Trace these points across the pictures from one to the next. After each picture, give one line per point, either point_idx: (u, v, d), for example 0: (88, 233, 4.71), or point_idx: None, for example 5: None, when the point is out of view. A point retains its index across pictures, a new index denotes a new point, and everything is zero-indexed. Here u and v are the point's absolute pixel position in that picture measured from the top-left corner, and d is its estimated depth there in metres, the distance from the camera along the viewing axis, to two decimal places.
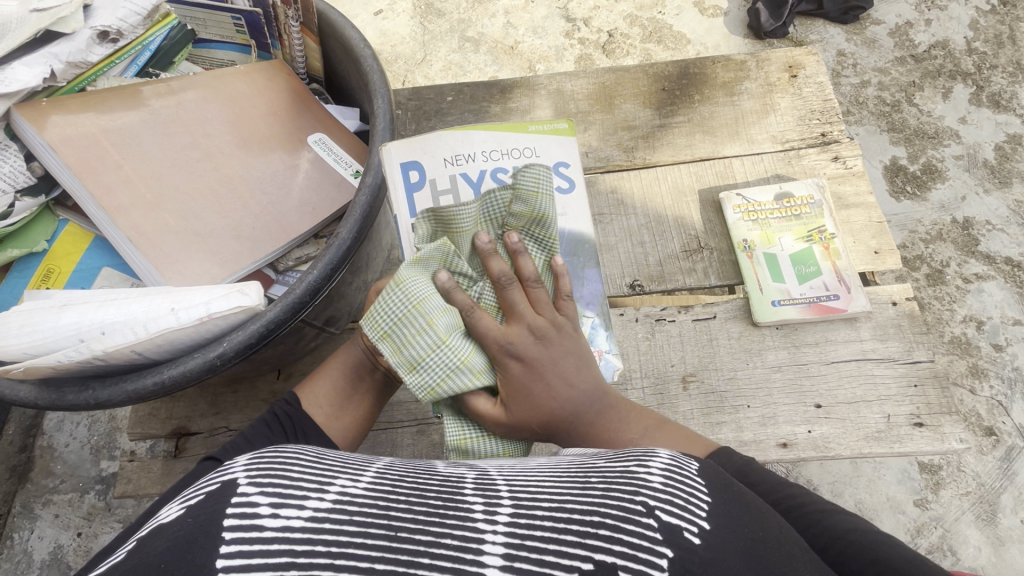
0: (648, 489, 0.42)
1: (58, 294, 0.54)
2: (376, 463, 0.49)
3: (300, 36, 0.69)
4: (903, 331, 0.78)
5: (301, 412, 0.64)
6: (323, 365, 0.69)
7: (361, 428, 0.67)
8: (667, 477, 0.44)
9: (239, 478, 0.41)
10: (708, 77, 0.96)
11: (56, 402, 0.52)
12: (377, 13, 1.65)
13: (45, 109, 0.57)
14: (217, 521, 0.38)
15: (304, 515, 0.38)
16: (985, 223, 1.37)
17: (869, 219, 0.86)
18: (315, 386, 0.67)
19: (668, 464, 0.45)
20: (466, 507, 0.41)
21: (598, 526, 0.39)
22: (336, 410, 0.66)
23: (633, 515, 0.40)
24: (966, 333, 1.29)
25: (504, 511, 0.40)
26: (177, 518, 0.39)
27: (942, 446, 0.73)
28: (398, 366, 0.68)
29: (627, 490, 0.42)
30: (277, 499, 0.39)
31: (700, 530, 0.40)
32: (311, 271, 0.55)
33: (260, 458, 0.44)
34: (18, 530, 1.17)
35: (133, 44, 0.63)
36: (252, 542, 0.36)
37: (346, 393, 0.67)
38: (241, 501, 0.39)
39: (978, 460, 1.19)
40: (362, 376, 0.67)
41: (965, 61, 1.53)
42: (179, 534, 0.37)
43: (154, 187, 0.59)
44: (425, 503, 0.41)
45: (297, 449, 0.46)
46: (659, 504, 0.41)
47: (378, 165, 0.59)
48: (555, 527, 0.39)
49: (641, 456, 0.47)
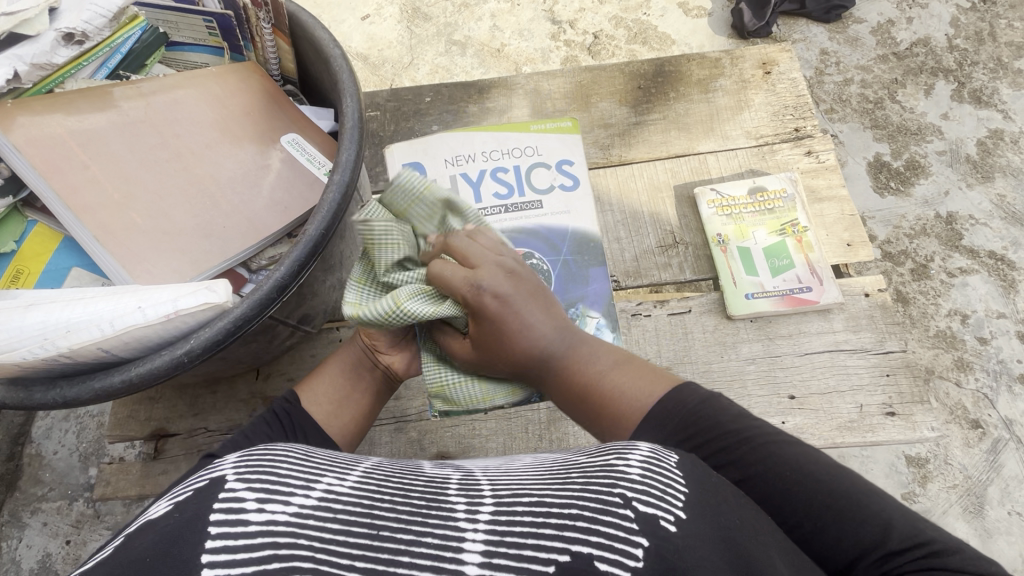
0: (627, 481, 0.41)
1: (26, 294, 0.54)
2: (363, 464, 0.48)
3: (271, 38, 0.70)
4: (876, 322, 0.79)
5: (300, 410, 0.63)
6: (323, 365, 0.69)
7: (359, 428, 0.67)
8: (646, 468, 0.42)
9: (228, 474, 0.40)
10: (683, 75, 0.97)
11: (24, 401, 0.52)
12: (365, 18, 1.66)
13: (11, 111, 0.58)
14: (203, 516, 0.37)
15: (289, 511, 0.38)
16: (968, 218, 1.39)
17: (841, 212, 0.87)
18: (314, 386, 0.67)
19: (647, 457, 0.44)
20: (449, 507, 0.41)
21: (576, 518, 0.38)
22: (337, 408, 0.66)
23: (610, 507, 0.39)
24: (951, 327, 1.30)
25: (487, 508, 0.40)
26: (163, 514, 0.39)
27: (914, 435, 0.73)
28: (398, 365, 0.69)
29: (605, 483, 0.41)
30: (264, 493, 0.39)
31: (677, 519, 0.39)
32: (279, 268, 0.56)
33: (248, 454, 0.44)
34: (6, 538, 1.17)
35: (101, 46, 0.64)
36: (236, 536, 0.36)
37: (345, 390, 0.67)
38: (227, 496, 0.38)
39: (965, 452, 1.19)
40: (362, 375, 0.69)
41: (946, 58, 1.54)
42: (166, 531, 0.37)
43: (123, 187, 0.59)
44: (410, 502, 0.41)
45: (285, 447, 0.46)
46: (638, 495, 0.40)
47: (346, 163, 0.59)
48: (534, 522, 0.39)
49: (621, 449, 0.46)
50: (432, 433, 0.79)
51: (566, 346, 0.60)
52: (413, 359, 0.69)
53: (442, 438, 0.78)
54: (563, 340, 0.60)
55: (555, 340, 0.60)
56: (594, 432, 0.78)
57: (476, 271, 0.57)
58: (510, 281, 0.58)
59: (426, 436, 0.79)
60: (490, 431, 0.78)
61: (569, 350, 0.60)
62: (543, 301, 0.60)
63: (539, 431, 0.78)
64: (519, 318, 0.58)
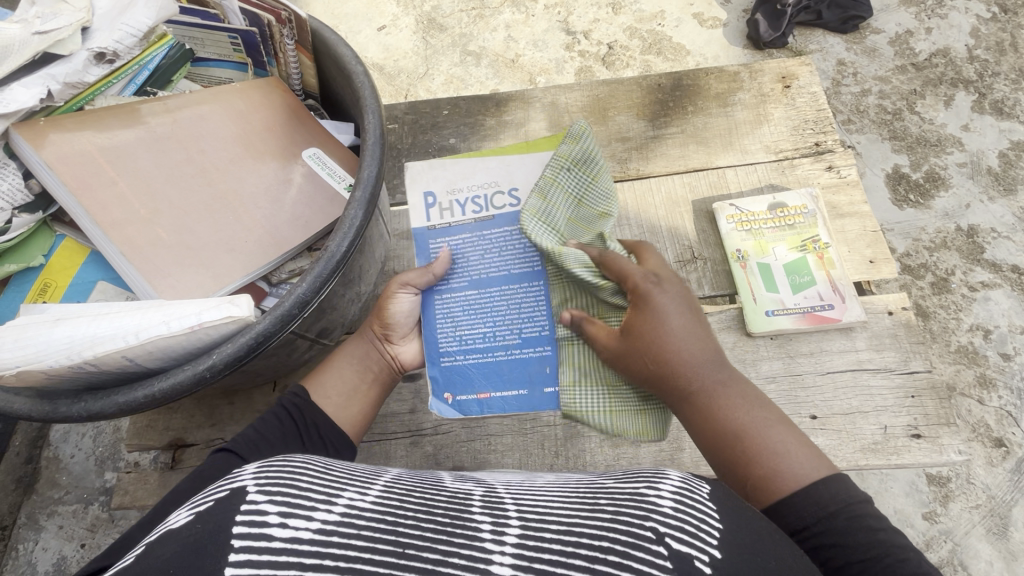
0: (659, 515, 0.40)
1: (53, 308, 0.55)
2: (383, 477, 0.48)
3: (294, 54, 0.71)
4: (899, 341, 0.77)
5: (311, 405, 0.64)
6: (331, 359, 0.69)
7: (369, 421, 0.67)
8: (678, 500, 0.42)
9: (249, 486, 0.40)
10: (701, 89, 0.97)
11: (48, 415, 0.53)
12: (381, 29, 1.68)
13: (42, 128, 0.59)
14: (226, 528, 0.37)
15: (313, 527, 0.37)
16: (990, 231, 1.36)
17: (863, 228, 0.86)
18: (322, 379, 0.67)
19: (678, 488, 0.44)
20: (474, 527, 0.40)
21: (608, 552, 0.37)
22: (344, 401, 0.66)
23: (642, 542, 0.38)
24: (973, 342, 1.27)
25: (513, 531, 0.39)
26: (185, 523, 0.38)
27: (940, 458, 0.72)
28: (408, 357, 0.71)
29: (636, 514, 0.40)
30: (286, 507, 0.38)
31: (711, 560, 0.38)
32: (301, 284, 0.56)
33: (268, 466, 0.43)
34: (24, 541, 1.18)
35: (130, 63, 0.65)
36: (261, 551, 0.35)
37: (353, 383, 0.67)
38: (249, 509, 0.38)
39: (988, 472, 1.16)
40: (370, 368, 0.68)
41: (967, 69, 1.52)
42: (187, 541, 0.36)
43: (148, 203, 0.60)
44: (433, 520, 0.40)
45: (304, 459, 0.45)
46: (670, 530, 0.39)
47: (367, 179, 0.60)
48: (562, 549, 0.38)
49: (651, 478, 0.45)
50: (448, 447, 0.78)
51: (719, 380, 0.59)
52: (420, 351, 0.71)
53: (458, 453, 0.78)
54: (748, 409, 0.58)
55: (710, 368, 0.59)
56: (611, 450, 0.77)
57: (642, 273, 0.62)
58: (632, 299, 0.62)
59: (441, 451, 0.78)
60: (506, 446, 0.78)
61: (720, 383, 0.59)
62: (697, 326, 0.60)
63: (556, 448, 0.77)
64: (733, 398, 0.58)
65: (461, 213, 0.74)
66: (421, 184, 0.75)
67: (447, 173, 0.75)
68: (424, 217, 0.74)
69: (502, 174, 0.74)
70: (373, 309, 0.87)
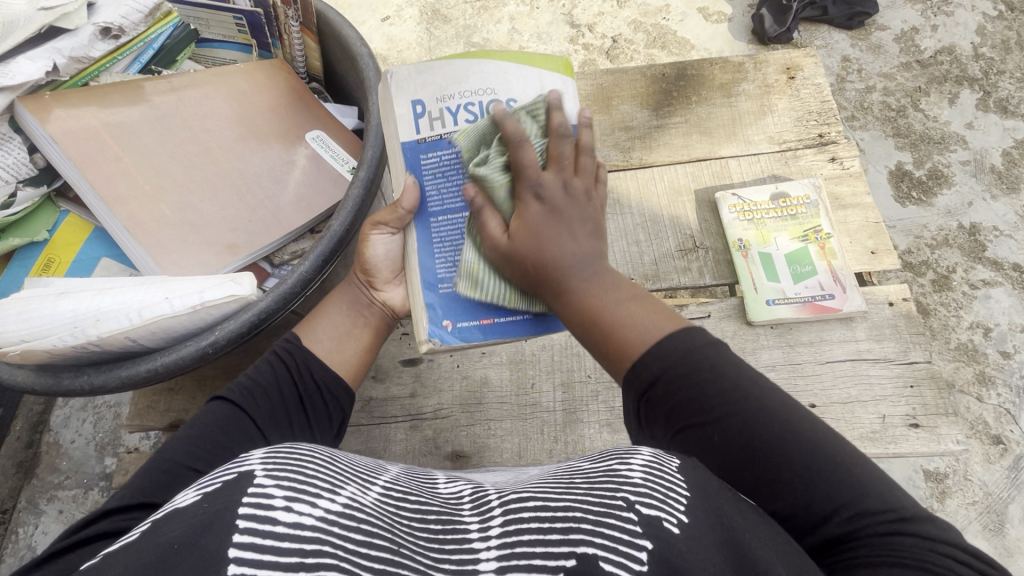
0: (630, 485, 0.41)
1: (57, 282, 0.56)
2: (383, 474, 0.48)
3: (299, 36, 0.71)
4: (900, 332, 0.77)
5: (304, 350, 0.62)
6: (323, 305, 0.66)
7: (364, 364, 0.65)
8: (648, 471, 0.42)
9: (256, 469, 0.39)
10: (706, 79, 0.96)
11: (51, 388, 0.53)
12: (385, 19, 1.68)
13: (47, 103, 0.59)
14: (232, 510, 0.36)
15: (316, 514, 0.37)
16: (992, 229, 1.36)
17: (866, 220, 0.86)
18: (315, 323, 0.64)
19: (648, 461, 0.43)
20: (463, 529, 0.40)
21: (580, 521, 0.38)
22: (338, 345, 0.64)
23: (613, 510, 0.39)
24: (973, 340, 1.27)
25: (497, 522, 0.39)
26: (193, 503, 0.38)
27: (938, 448, 0.72)
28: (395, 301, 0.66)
29: (608, 488, 0.41)
30: (292, 492, 0.38)
31: (679, 522, 0.39)
32: (303, 263, 0.57)
33: (276, 451, 0.42)
34: (24, 524, 1.19)
35: (135, 41, 0.65)
36: (265, 536, 0.35)
37: (345, 326, 0.65)
38: (256, 492, 0.37)
39: (985, 468, 1.17)
40: (360, 313, 0.65)
41: (972, 66, 1.52)
42: (194, 522, 0.36)
43: (152, 178, 0.60)
44: (427, 527, 0.41)
45: (311, 447, 0.45)
46: (640, 498, 0.39)
47: (371, 160, 0.60)
48: (540, 528, 0.38)
49: (622, 455, 0.45)
50: (448, 431, 0.79)
51: (592, 274, 0.54)
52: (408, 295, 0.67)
53: (457, 437, 0.78)
54: (593, 265, 0.54)
55: (591, 256, 0.54)
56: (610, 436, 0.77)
57: (541, 172, 0.54)
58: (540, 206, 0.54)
59: (441, 435, 0.78)
60: (505, 431, 0.78)
61: (598, 273, 0.54)
62: (592, 220, 0.55)
63: (556, 433, 0.77)
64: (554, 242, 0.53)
65: (454, 124, 0.62)
66: (410, 90, 0.62)
67: (436, 77, 0.62)
68: (414, 129, 0.62)
69: (501, 79, 0.61)
70: None
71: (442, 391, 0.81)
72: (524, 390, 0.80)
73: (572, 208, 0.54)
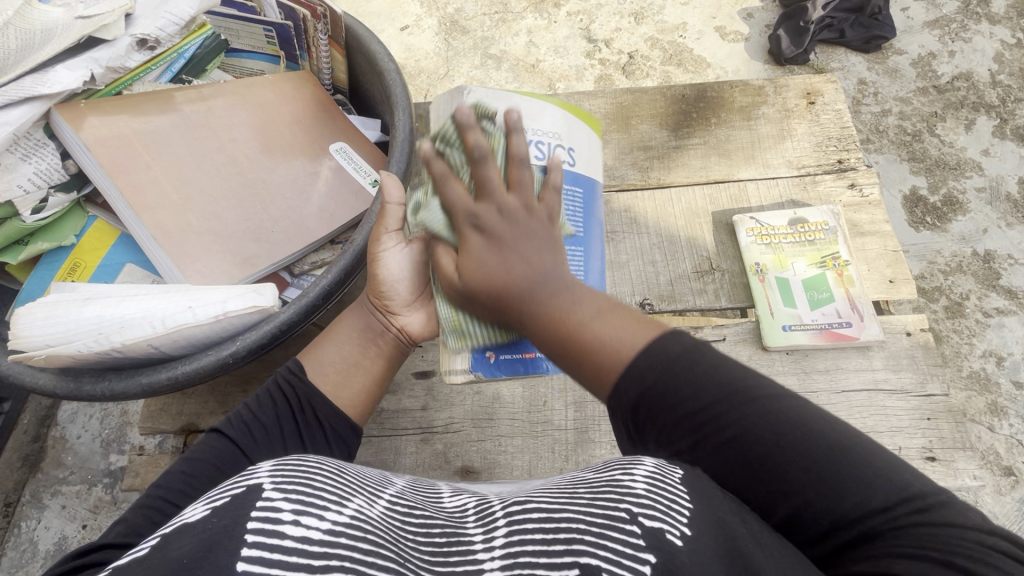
0: (633, 496, 0.40)
1: (83, 288, 0.56)
2: (389, 487, 0.48)
3: (326, 49, 0.72)
4: (917, 363, 0.77)
5: (306, 384, 0.61)
6: (329, 332, 0.65)
7: (371, 398, 0.63)
8: (651, 483, 0.41)
9: (265, 483, 0.40)
10: (725, 101, 0.97)
11: (73, 392, 0.53)
12: (404, 28, 1.70)
13: (82, 111, 0.60)
14: (241, 524, 0.37)
15: (323, 528, 0.37)
16: (1007, 257, 1.35)
17: (884, 247, 0.85)
18: (321, 354, 0.63)
19: (652, 472, 0.42)
20: (467, 540, 0.40)
21: (583, 533, 0.37)
22: (343, 377, 0.62)
23: (616, 522, 0.38)
24: (985, 368, 1.26)
25: (501, 533, 0.39)
26: (201, 517, 0.38)
27: (955, 483, 0.71)
28: (413, 328, 0.64)
29: (612, 498, 0.40)
30: (300, 505, 0.38)
31: (683, 535, 0.38)
32: (326, 276, 0.58)
33: (283, 464, 0.43)
34: (27, 518, 1.19)
35: (168, 51, 0.66)
36: (273, 549, 0.35)
37: (353, 357, 0.63)
38: (265, 505, 0.38)
39: (996, 500, 1.15)
40: (370, 342, 0.64)
41: (989, 93, 1.52)
42: (203, 535, 0.36)
43: (180, 187, 0.61)
44: (432, 541, 0.41)
45: (317, 461, 0.45)
46: (643, 509, 0.38)
47: (395, 175, 0.61)
48: (545, 539, 0.37)
49: (626, 465, 0.44)
50: (458, 446, 0.78)
51: (550, 288, 0.47)
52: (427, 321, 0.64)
53: (467, 452, 0.78)
54: (549, 278, 0.47)
55: (551, 269, 0.48)
56: None
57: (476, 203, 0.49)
58: (482, 237, 0.48)
59: (452, 450, 0.78)
60: (516, 448, 0.78)
61: (553, 290, 0.47)
62: (542, 237, 0.49)
63: (566, 452, 0.77)
64: (505, 258, 0.47)
65: None
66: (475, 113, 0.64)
67: (480, 108, 0.64)
68: None
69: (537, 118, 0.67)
70: None
71: (454, 405, 0.81)
72: (536, 407, 0.80)
73: (515, 230, 0.48)
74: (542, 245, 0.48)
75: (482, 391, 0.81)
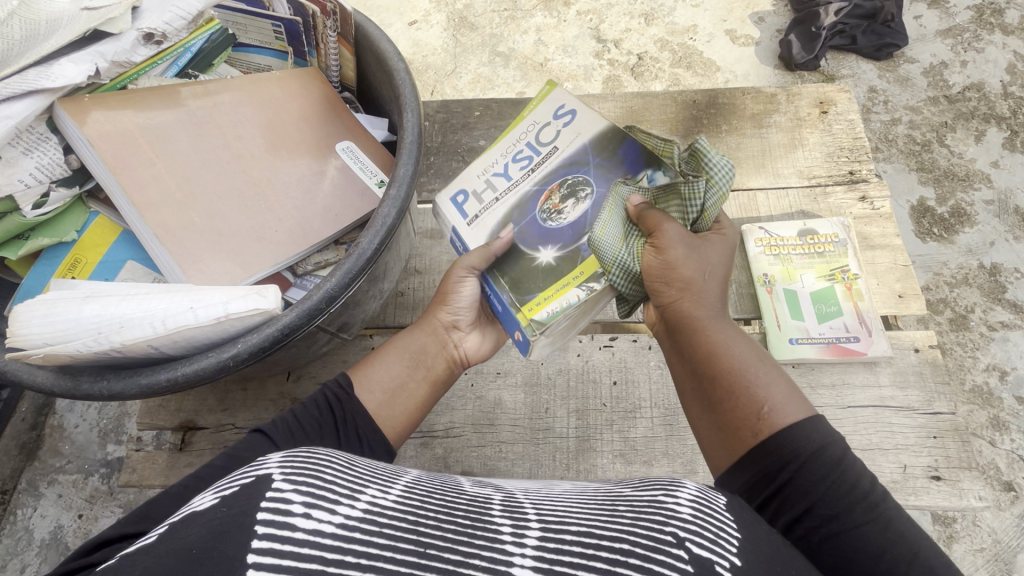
0: (680, 521, 0.40)
1: (83, 285, 0.56)
2: (403, 477, 0.46)
3: (335, 46, 0.71)
4: (924, 380, 0.76)
5: (355, 400, 0.61)
6: (383, 351, 0.66)
7: (413, 420, 0.63)
8: (696, 508, 0.41)
9: (275, 474, 0.39)
10: (737, 108, 0.95)
11: (71, 390, 0.52)
12: (412, 23, 1.68)
13: (86, 105, 0.59)
14: (251, 514, 0.36)
15: (335, 521, 0.36)
16: (1014, 270, 1.34)
17: (894, 262, 0.84)
18: (373, 370, 0.64)
19: (696, 497, 0.43)
20: (494, 528, 0.39)
21: (628, 555, 0.37)
22: (390, 398, 0.63)
23: (662, 545, 0.37)
24: (989, 383, 1.25)
25: (533, 533, 0.38)
26: (210, 507, 0.37)
27: (960, 503, 0.70)
28: (469, 350, 0.69)
29: (656, 520, 0.40)
30: (310, 498, 0.37)
31: (732, 566, 0.38)
32: (329, 280, 0.56)
33: (293, 455, 0.42)
34: (23, 506, 1.19)
35: (175, 46, 0.65)
36: (285, 541, 0.34)
37: (401, 378, 0.64)
38: (274, 496, 0.37)
39: (996, 515, 1.14)
40: (422, 363, 0.65)
41: (1000, 105, 1.50)
42: (213, 524, 0.36)
43: (184, 185, 0.60)
44: (454, 521, 0.39)
45: (328, 453, 0.44)
46: (691, 536, 0.38)
47: (403, 177, 0.59)
48: (583, 553, 0.37)
49: (668, 485, 0.44)
50: (458, 451, 0.78)
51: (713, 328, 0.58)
52: (482, 343, 0.69)
53: (467, 458, 0.77)
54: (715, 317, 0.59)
55: (713, 317, 0.59)
56: (622, 467, 0.76)
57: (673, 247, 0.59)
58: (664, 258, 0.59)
59: (451, 454, 0.77)
60: (517, 455, 0.77)
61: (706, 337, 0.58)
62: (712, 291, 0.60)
63: (567, 461, 0.76)
64: (694, 275, 0.59)
65: None
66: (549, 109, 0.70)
67: None
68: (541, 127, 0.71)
69: None
70: (392, 307, 0.87)
71: (455, 410, 0.80)
72: (537, 414, 0.79)
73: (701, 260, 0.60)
74: (713, 297, 0.60)
75: (484, 396, 0.81)
